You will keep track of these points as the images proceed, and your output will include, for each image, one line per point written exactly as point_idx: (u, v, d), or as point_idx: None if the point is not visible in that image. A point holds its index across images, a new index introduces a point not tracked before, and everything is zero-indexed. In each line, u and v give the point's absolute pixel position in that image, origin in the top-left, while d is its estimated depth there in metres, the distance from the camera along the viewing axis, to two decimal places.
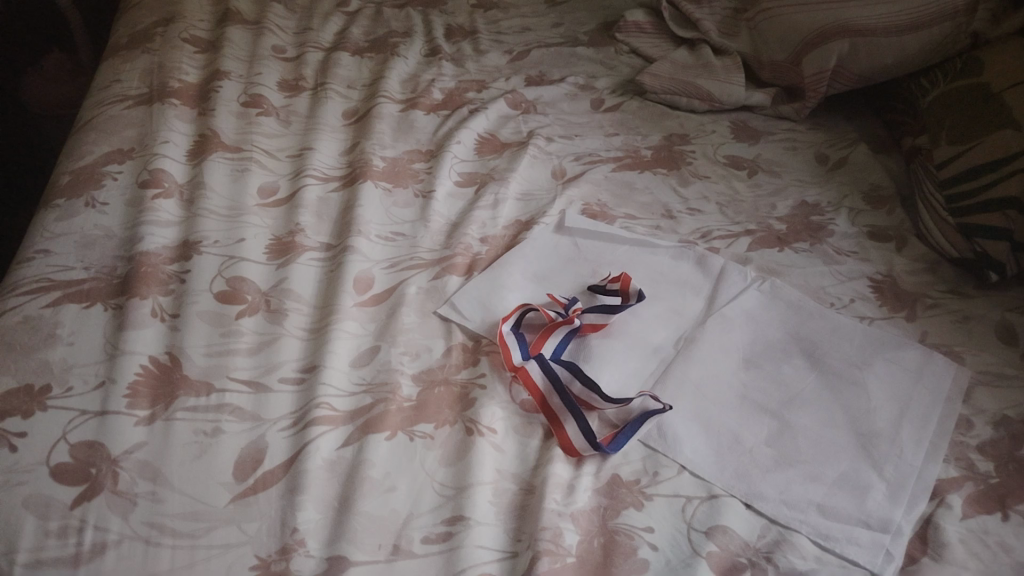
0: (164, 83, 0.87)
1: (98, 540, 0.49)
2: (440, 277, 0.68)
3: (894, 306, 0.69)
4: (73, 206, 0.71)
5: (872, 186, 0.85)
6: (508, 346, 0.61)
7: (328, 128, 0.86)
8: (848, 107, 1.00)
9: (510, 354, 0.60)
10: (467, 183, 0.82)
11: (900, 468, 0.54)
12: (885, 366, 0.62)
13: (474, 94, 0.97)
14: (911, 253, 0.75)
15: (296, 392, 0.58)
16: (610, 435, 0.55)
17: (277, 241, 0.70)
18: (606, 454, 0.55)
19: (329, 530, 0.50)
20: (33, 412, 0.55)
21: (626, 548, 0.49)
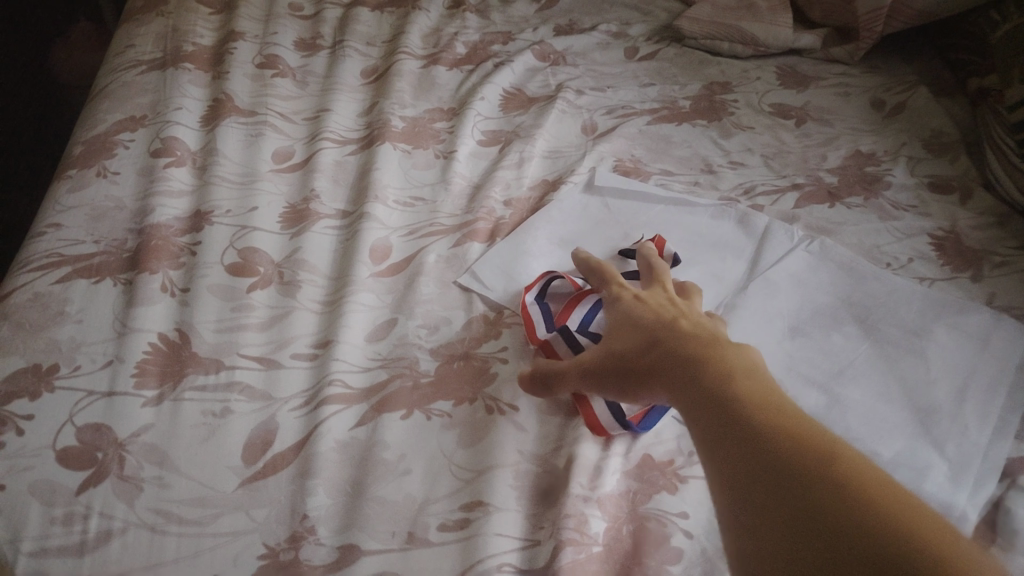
0: (178, 47, 0.84)
1: (104, 528, 0.46)
2: (461, 244, 0.65)
3: (958, 265, 0.63)
4: (84, 176, 0.68)
5: (934, 132, 0.78)
6: (531, 320, 0.57)
7: (346, 88, 0.82)
8: (910, 48, 0.92)
9: (533, 329, 0.57)
10: (491, 142, 0.78)
11: (964, 447, 0.48)
12: (947, 333, 0.56)
13: (499, 47, 0.92)
14: (977, 206, 0.69)
15: (309, 368, 0.55)
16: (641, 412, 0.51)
17: (292, 208, 0.68)
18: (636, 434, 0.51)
19: (341, 516, 0.47)
20: (40, 393, 0.52)
21: (658, 536, 0.46)
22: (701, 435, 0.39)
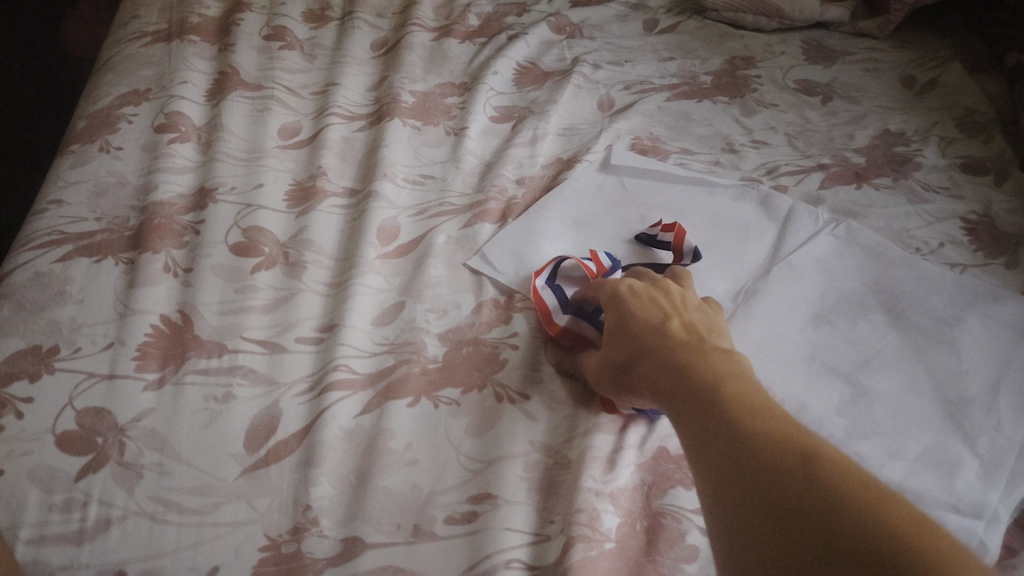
0: (183, 18, 0.82)
1: (102, 516, 0.44)
2: (471, 225, 0.63)
3: (990, 250, 0.61)
4: (87, 152, 0.67)
5: (967, 110, 0.75)
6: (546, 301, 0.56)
7: (356, 61, 0.80)
8: (943, 22, 0.89)
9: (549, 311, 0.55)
10: (504, 118, 0.75)
11: (997, 445, 0.46)
12: (979, 323, 0.54)
13: (514, 19, 0.89)
14: (1012, 188, 0.67)
15: (314, 352, 0.54)
16: None
17: (298, 186, 0.66)
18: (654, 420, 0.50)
19: (346, 507, 0.46)
20: (40, 375, 0.50)
21: (673, 534, 0.45)
22: (693, 450, 0.38)
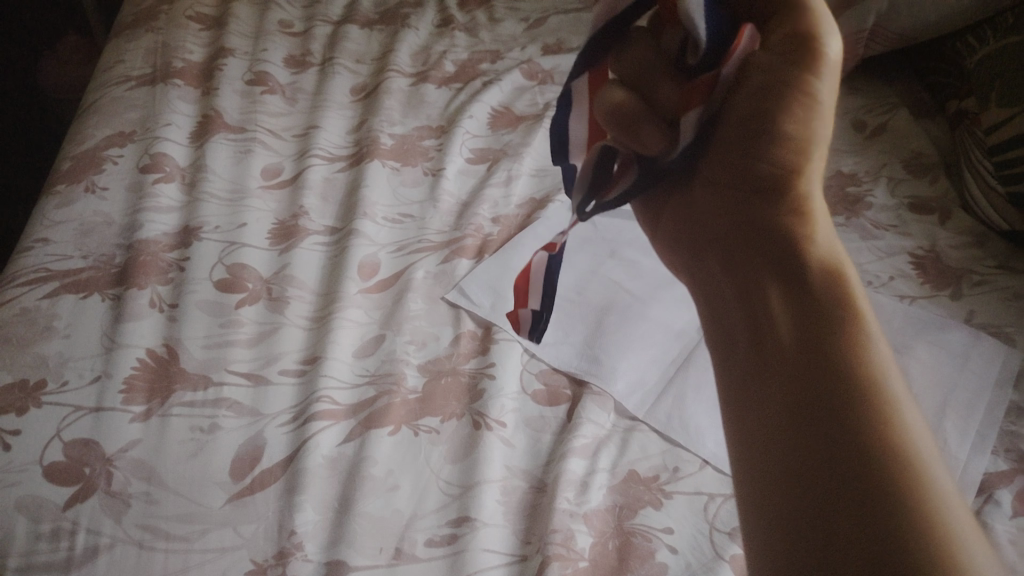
0: (168, 63, 0.84)
1: (90, 544, 0.45)
2: (449, 261, 0.66)
3: (937, 283, 0.65)
4: (73, 192, 0.68)
5: (915, 153, 0.79)
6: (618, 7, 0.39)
7: (336, 105, 0.83)
8: (891, 70, 0.94)
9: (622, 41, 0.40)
10: (479, 159, 0.78)
11: (946, 460, 0.50)
12: (927, 350, 0.58)
13: (487, 66, 0.93)
14: (955, 226, 0.71)
15: (297, 384, 0.56)
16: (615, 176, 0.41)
17: (280, 225, 0.68)
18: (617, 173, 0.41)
19: (329, 532, 0.47)
20: (27, 408, 0.52)
21: (644, 552, 0.47)
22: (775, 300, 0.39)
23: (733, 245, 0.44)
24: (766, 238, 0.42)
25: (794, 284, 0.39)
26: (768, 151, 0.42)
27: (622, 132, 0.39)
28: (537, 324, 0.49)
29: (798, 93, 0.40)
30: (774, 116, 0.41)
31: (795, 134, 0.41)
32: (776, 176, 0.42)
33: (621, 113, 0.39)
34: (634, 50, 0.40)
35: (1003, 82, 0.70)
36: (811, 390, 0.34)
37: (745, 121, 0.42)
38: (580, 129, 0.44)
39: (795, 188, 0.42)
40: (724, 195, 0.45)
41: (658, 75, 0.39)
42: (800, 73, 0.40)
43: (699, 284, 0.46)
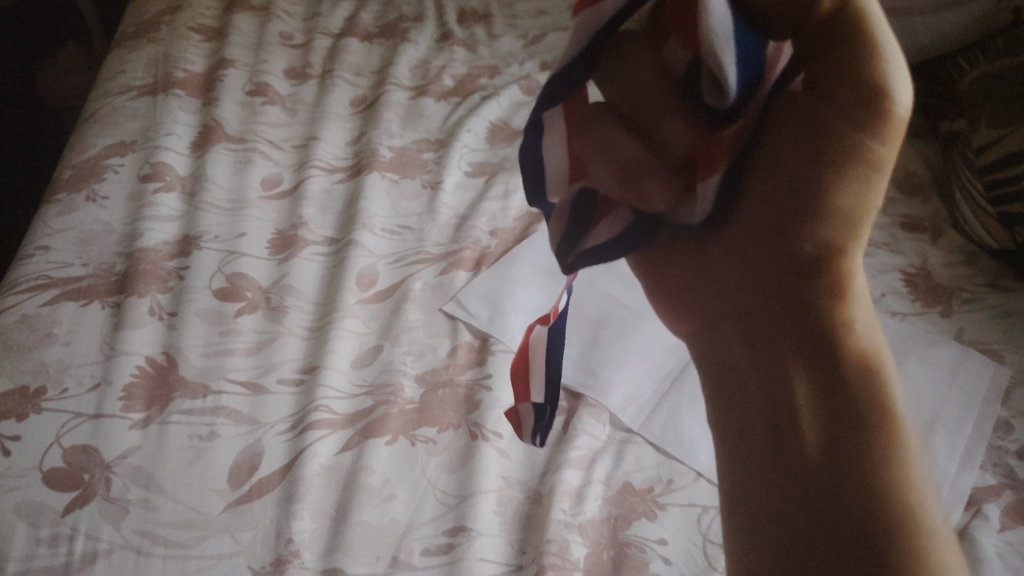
0: (169, 73, 0.85)
1: (89, 549, 0.46)
2: (446, 273, 0.66)
3: (927, 300, 0.66)
4: (74, 200, 0.69)
5: (906, 172, 0.81)
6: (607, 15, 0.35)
7: (336, 117, 0.84)
8: None
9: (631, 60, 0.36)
10: (478, 173, 0.79)
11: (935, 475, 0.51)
12: (917, 366, 0.59)
13: (486, 80, 0.94)
14: (946, 244, 0.72)
15: (295, 393, 0.56)
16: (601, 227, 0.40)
17: (279, 235, 0.69)
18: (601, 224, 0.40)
19: (326, 540, 0.48)
20: (27, 414, 0.52)
21: (638, 562, 0.48)
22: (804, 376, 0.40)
23: (752, 321, 0.44)
24: (795, 317, 0.42)
25: (818, 370, 0.40)
26: (813, 228, 0.41)
27: (625, 184, 0.38)
28: (541, 421, 0.46)
29: (861, 164, 0.39)
30: (827, 190, 0.40)
31: (839, 206, 0.40)
32: (818, 255, 0.41)
33: (625, 163, 0.38)
34: (632, 73, 0.36)
35: (994, 103, 0.71)
36: (824, 481, 0.37)
37: (785, 191, 0.41)
38: (555, 155, 0.39)
39: (834, 268, 0.41)
40: (749, 265, 0.45)
41: (661, 106, 0.36)
42: (863, 139, 0.38)
43: (711, 353, 0.46)
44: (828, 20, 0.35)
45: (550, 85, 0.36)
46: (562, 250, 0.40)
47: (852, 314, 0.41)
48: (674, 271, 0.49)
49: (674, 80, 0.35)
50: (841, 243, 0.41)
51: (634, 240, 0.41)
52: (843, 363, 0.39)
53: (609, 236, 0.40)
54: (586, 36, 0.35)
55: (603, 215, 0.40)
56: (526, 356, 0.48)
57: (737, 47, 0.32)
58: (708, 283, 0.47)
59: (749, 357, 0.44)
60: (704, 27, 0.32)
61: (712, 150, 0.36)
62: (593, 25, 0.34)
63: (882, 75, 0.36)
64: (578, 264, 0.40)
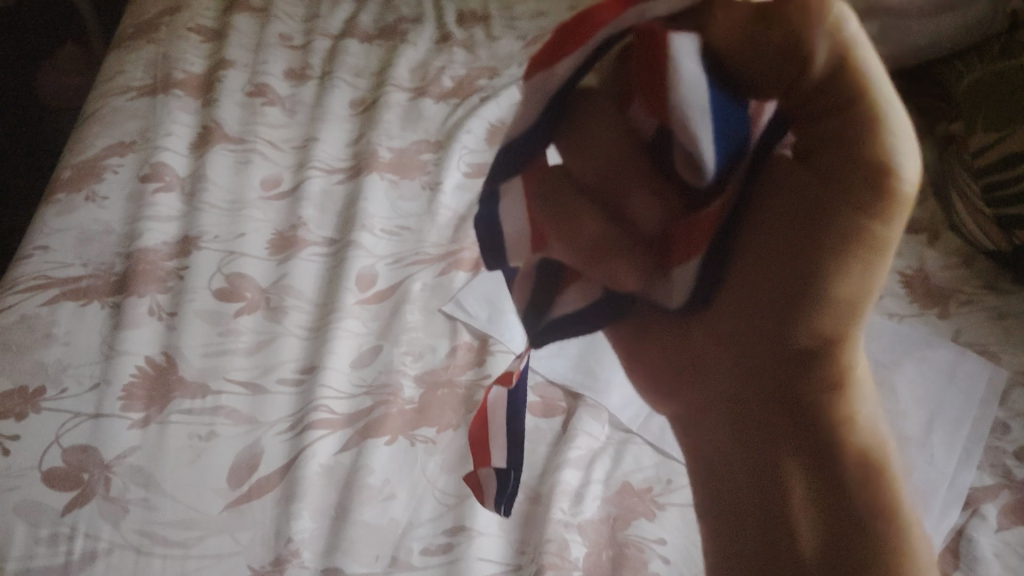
0: (168, 74, 0.85)
1: (88, 549, 0.46)
2: (445, 273, 0.67)
3: (925, 301, 0.66)
4: (73, 200, 0.69)
5: None
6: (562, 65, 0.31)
7: (334, 118, 0.84)
8: None
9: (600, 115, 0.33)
10: (477, 174, 0.80)
11: (933, 475, 0.52)
12: (915, 367, 0.59)
13: (485, 82, 0.94)
14: (943, 246, 0.72)
15: (294, 393, 0.56)
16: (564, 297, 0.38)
17: (279, 235, 0.69)
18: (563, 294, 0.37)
19: (326, 540, 0.48)
20: (26, 414, 0.52)
21: (637, 561, 0.48)
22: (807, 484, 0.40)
23: (744, 413, 0.42)
24: (795, 415, 0.40)
25: (819, 476, 0.39)
26: (809, 320, 0.38)
27: (591, 261, 0.36)
28: (505, 487, 0.43)
29: (866, 251, 0.35)
30: (827, 276, 0.37)
31: (845, 297, 0.37)
32: (815, 347, 0.39)
33: (588, 241, 0.35)
34: (596, 142, 0.34)
35: (992, 104, 0.71)
36: None
37: (776, 276, 0.38)
38: (515, 218, 0.36)
39: (834, 360, 0.39)
40: (739, 350, 0.42)
41: (630, 177, 0.34)
42: (865, 222, 0.35)
43: (700, 445, 0.44)
44: (825, 86, 0.31)
45: (503, 153, 0.34)
46: (530, 320, 0.38)
47: (854, 411, 0.40)
48: (656, 353, 0.45)
49: (644, 146, 0.33)
50: (843, 334, 0.38)
51: (607, 310, 0.38)
52: (847, 467, 0.39)
53: (577, 306, 0.37)
54: (544, 100, 0.32)
55: (571, 282, 0.37)
56: (486, 418, 0.44)
57: (714, 124, 0.30)
58: (694, 368, 0.44)
59: (744, 453, 0.42)
60: (675, 98, 0.29)
61: (689, 232, 0.34)
62: (550, 90, 0.32)
63: (890, 155, 0.33)
64: (545, 335, 0.38)
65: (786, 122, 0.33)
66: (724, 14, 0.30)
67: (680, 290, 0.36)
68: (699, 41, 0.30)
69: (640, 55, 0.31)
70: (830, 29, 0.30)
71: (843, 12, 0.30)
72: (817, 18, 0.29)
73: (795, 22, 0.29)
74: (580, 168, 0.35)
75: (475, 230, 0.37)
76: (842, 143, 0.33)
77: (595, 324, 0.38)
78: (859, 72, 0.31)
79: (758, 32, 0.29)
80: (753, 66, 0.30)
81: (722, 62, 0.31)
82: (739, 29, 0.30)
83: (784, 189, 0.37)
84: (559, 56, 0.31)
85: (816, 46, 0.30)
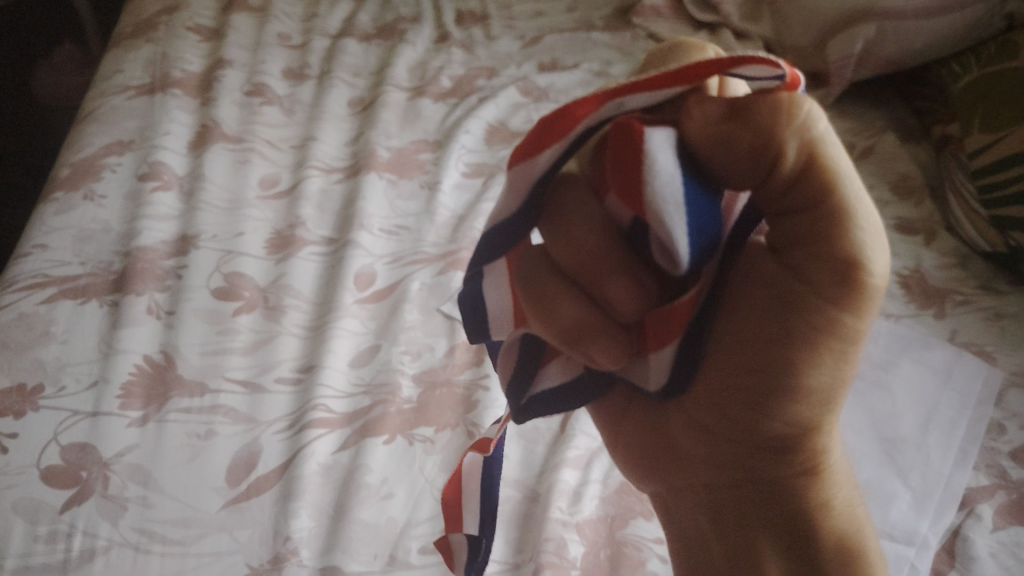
0: (167, 73, 0.85)
1: (87, 547, 0.46)
2: (444, 273, 0.67)
3: (922, 302, 0.67)
4: (71, 199, 0.69)
5: (901, 176, 0.81)
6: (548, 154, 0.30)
7: (333, 117, 0.84)
8: (878, 93, 0.95)
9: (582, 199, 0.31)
10: (475, 173, 0.80)
11: (928, 477, 0.53)
12: (912, 368, 0.60)
13: (484, 81, 0.94)
14: (940, 247, 0.73)
15: (292, 393, 0.56)
16: (550, 376, 0.37)
17: (277, 235, 0.69)
18: (548, 373, 0.37)
19: (323, 538, 0.48)
20: (24, 412, 0.52)
21: (635, 561, 0.48)
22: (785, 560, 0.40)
23: (722, 498, 0.41)
24: (774, 501, 0.40)
25: (797, 554, 0.40)
26: (782, 411, 0.37)
27: (571, 345, 0.33)
28: (473, 557, 0.42)
29: (836, 340, 0.35)
30: (797, 370, 0.36)
31: (817, 386, 0.36)
32: (790, 435, 0.38)
33: (567, 327, 0.33)
34: (574, 227, 0.31)
35: (989, 105, 0.72)
36: None
37: (750, 373, 0.36)
38: (498, 297, 0.36)
39: (807, 446, 0.39)
40: (709, 439, 0.40)
41: (607, 270, 0.32)
42: (837, 313, 0.34)
43: (682, 527, 0.44)
44: (794, 181, 0.31)
45: (486, 238, 0.33)
46: (512, 395, 0.37)
47: (830, 493, 0.40)
48: (629, 435, 0.44)
49: (621, 235, 0.31)
50: (814, 420, 0.38)
51: (585, 389, 0.38)
52: (825, 545, 0.40)
53: (561, 379, 0.37)
54: (524, 192, 0.31)
55: (553, 357, 0.37)
56: (458, 483, 0.44)
57: (689, 220, 0.29)
58: (670, 455, 0.42)
59: (726, 538, 0.41)
60: (651, 193, 0.28)
61: (664, 322, 0.33)
62: (529, 181, 0.31)
63: (855, 247, 0.33)
64: (531, 409, 0.37)
65: (761, 213, 0.33)
66: (699, 110, 0.30)
67: (657, 374, 0.35)
68: (674, 135, 0.30)
69: (613, 148, 0.29)
70: (798, 127, 0.30)
71: (811, 109, 0.30)
72: (786, 118, 0.30)
73: (765, 122, 0.29)
74: (558, 252, 0.32)
75: (461, 307, 0.38)
76: (812, 241, 0.33)
77: (576, 400, 0.38)
78: (826, 169, 0.31)
79: (731, 129, 0.29)
80: (727, 163, 0.30)
81: (697, 159, 0.30)
82: (713, 125, 0.29)
83: (757, 281, 0.36)
84: (540, 148, 0.30)
85: (786, 145, 0.30)
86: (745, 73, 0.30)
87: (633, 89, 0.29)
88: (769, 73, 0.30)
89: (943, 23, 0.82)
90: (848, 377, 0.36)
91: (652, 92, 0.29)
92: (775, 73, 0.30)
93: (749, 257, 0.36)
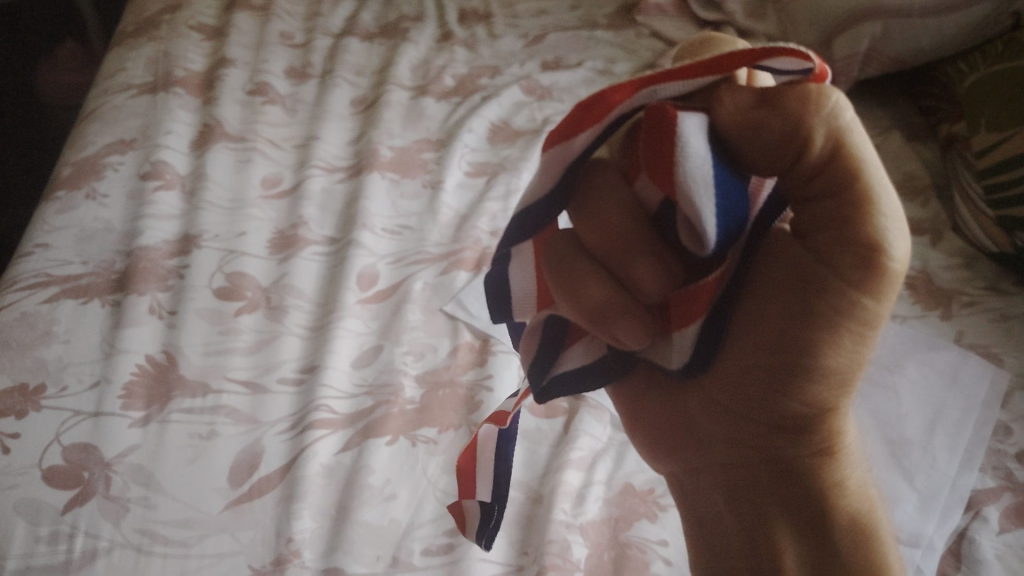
0: (169, 72, 0.85)
1: (88, 548, 0.46)
2: (446, 273, 0.67)
3: (927, 303, 0.66)
4: (73, 198, 0.68)
5: (906, 175, 0.81)
6: (588, 130, 0.30)
7: (336, 116, 0.84)
8: (883, 92, 0.95)
9: (612, 182, 0.32)
10: (479, 173, 0.80)
11: (934, 479, 0.52)
12: (917, 369, 0.59)
13: (486, 80, 0.94)
14: (946, 247, 0.72)
15: (295, 393, 0.56)
16: (575, 356, 0.37)
17: (280, 234, 0.69)
18: (571, 353, 0.37)
19: (325, 540, 0.48)
20: (26, 412, 0.52)
21: (638, 563, 0.48)
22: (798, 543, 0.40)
23: (739, 484, 0.41)
24: (789, 482, 0.40)
25: (813, 539, 0.40)
26: (801, 391, 0.37)
27: (595, 324, 0.33)
28: (488, 521, 0.43)
29: (856, 322, 0.35)
30: (819, 349, 0.35)
31: (836, 367, 0.36)
32: (808, 415, 0.38)
33: (592, 307, 0.33)
34: (603, 210, 0.32)
35: (994, 105, 0.72)
36: None
37: (770, 351, 0.36)
38: (523, 281, 0.37)
39: (824, 426, 0.39)
40: (727, 421, 0.40)
41: (632, 250, 0.32)
42: (856, 296, 0.34)
43: (695, 512, 0.43)
44: (821, 166, 0.32)
45: (516, 221, 0.33)
46: (534, 375, 0.37)
47: (843, 474, 0.40)
48: (646, 420, 0.44)
49: (650, 220, 0.31)
50: (832, 401, 0.38)
51: (610, 371, 0.37)
52: (840, 529, 0.39)
53: (584, 360, 0.37)
54: (558, 173, 0.32)
55: (577, 338, 0.37)
56: (474, 451, 0.44)
57: (716, 199, 0.29)
58: (687, 438, 0.42)
59: (742, 527, 0.41)
60: (681, 171, 0.28)
61: (688, 302, 0.32)
62: (564, 163, 0.31)
63: (877, 231, 0.33)
64: (552, 389, 0.37)
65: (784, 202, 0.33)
66: (730, 98, 0.30)
67: (679, 354, 0.34)
68: (705, 121, 0.30)
69: (648, 131, 0.29)
70: (826, 115, 0.30)
71: (839, 100, 0.31)
72: (814, 106, 0.30)
73: (794, 110, 0.30)
74: (586, 235, 0.33)
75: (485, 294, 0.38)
76: (833, 225, 0.33)
77: (599, 383, 0.37)
78: (852, 158, 0.31)
79: (762, 116, 0.30)
80: (755, 149, 0.30)
81: (726, 144, 0.30)
82: (743, 112, 0.30)
83: (779, 266, 0.36)
84: (578, 129, 0.30)
85: (814, 134, 0.30)
86: (775, 66, 0.30)
87: (666, 76, 0.29)
88: (798, 66, 0.30)
89: (948, 22, 0.82)
90: (866, 359, 0.36)
91: (681, 81, 0.30)
92: (804, 65, 0.29)
93: (772, 243, 0.36)
